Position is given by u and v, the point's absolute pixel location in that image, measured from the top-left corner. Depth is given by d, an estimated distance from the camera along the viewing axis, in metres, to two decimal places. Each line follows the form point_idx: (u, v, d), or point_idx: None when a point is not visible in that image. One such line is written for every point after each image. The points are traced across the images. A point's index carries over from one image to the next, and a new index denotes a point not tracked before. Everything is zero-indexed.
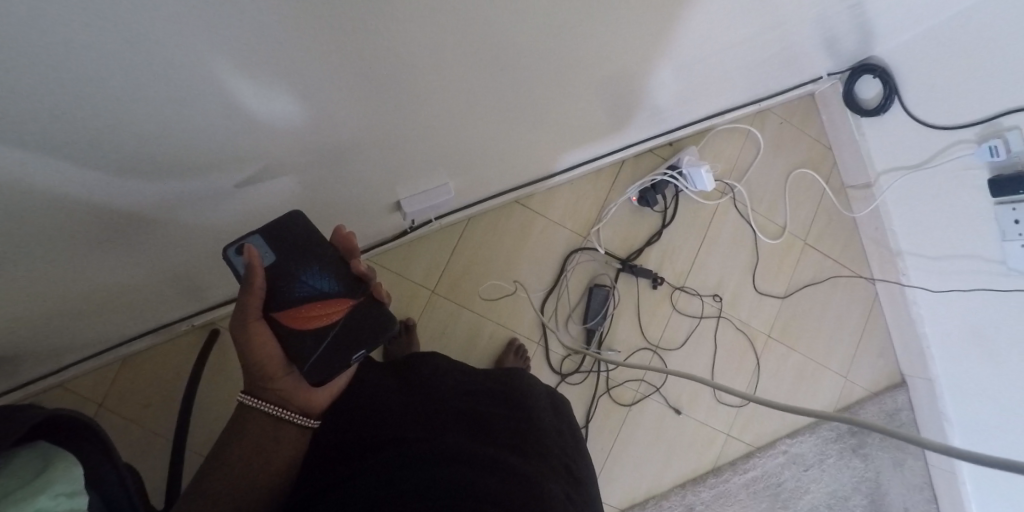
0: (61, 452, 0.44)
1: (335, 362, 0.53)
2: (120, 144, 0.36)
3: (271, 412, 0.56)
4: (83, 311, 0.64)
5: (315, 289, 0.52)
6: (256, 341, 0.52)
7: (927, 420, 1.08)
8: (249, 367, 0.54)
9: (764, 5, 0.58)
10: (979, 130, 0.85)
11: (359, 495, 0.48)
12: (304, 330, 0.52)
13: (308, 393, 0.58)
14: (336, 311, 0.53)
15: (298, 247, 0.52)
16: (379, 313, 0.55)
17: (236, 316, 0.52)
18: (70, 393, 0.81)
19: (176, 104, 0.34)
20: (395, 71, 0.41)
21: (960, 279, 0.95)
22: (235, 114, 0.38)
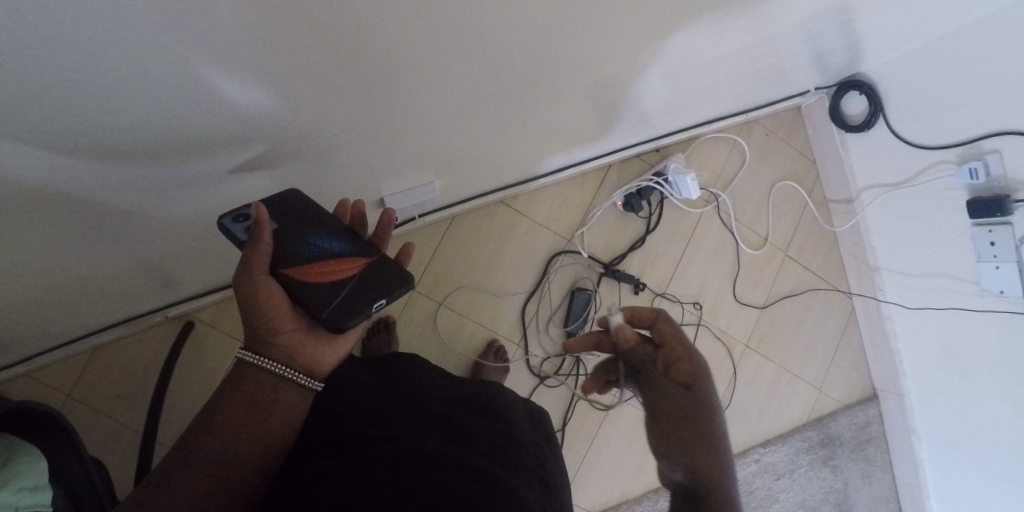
0: (23, 448, 0.46)
1: (354, 309, 0.53)
2: (84, 133, 0.36)
3: (274, 368, 0.51)
4: (53, 301, 0.63)
5: (324, 250, 0.55)
6: (265, 290, 0.50)
7: (896, 433, 1.10)
8: (253, 320, 0.50)
9: (749, 20, 0.59)
10: (960, 151, 0.86)
11: (333, 491, 0.47)
12: (317, 283, 0.52)
13: (313, 353, 0.54)
14: (347, 267, 0.55)
15: (302, 215, 0.55)
16: (391, 266, 0.57)
17: (242, 268, 0.50)
18: (36, 382, 0.80)
19: (141, 88, 0.33)
20: (374, 74, 0.41)
21: (934, 296, 0.96)
22: (207, 104, 0.37)
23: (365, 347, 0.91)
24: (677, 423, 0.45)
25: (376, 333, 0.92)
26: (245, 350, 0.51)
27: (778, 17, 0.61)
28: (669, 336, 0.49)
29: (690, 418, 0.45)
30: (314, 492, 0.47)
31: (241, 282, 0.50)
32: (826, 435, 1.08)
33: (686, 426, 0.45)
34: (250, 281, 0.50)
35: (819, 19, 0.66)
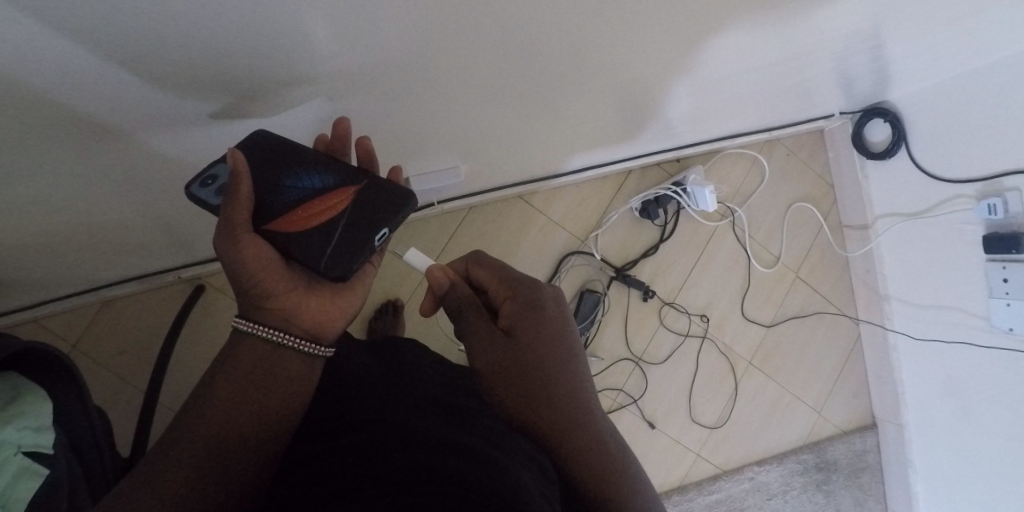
0: (30, 386, 0.47)
1: (355, 250, 0.46)
2: (146, 75, 0.36)
3: (268, 336, 0.45)
4: (74, 247, 0.63)
5: (309, 190, 0.47)
6: (247, 249, 0.43)
7: (892, 464, 1.10)
8: (245, 288, 0.44)
9: (790, 36, 0.59)
10: (981, 187, 0.87)
11: (335, 471, 0.46)
12: (308, 229, 0.46)
13: (314, 316, 0.47)
14: (338, 201, 0.47)
15: (277, 156, 0.47)
16: (391, 189, 0.49)
17: (219, 228, 0.43)
18: (44, 329, 0.80)
19: (206, 41, 0.34)
20: (423, 47, 0.41)
21: (942, 330, 0.97)
22: (260, 64, 0.38)
23: (373, 326, 0.91)
24: (516, 359, 0.44)
25: (384, 315, 0.93)
26: (239, 320, 0.45)
27: (818, 37, 0.62)
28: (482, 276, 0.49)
29: (527, 346, 0.45)
30: (312, 475, 0.47)
31: (220, 244, 0.43)
32: (822, 459, 1.07)
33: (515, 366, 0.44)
34: (229, 241, 0.43)
35: (856, 42, 0.67)
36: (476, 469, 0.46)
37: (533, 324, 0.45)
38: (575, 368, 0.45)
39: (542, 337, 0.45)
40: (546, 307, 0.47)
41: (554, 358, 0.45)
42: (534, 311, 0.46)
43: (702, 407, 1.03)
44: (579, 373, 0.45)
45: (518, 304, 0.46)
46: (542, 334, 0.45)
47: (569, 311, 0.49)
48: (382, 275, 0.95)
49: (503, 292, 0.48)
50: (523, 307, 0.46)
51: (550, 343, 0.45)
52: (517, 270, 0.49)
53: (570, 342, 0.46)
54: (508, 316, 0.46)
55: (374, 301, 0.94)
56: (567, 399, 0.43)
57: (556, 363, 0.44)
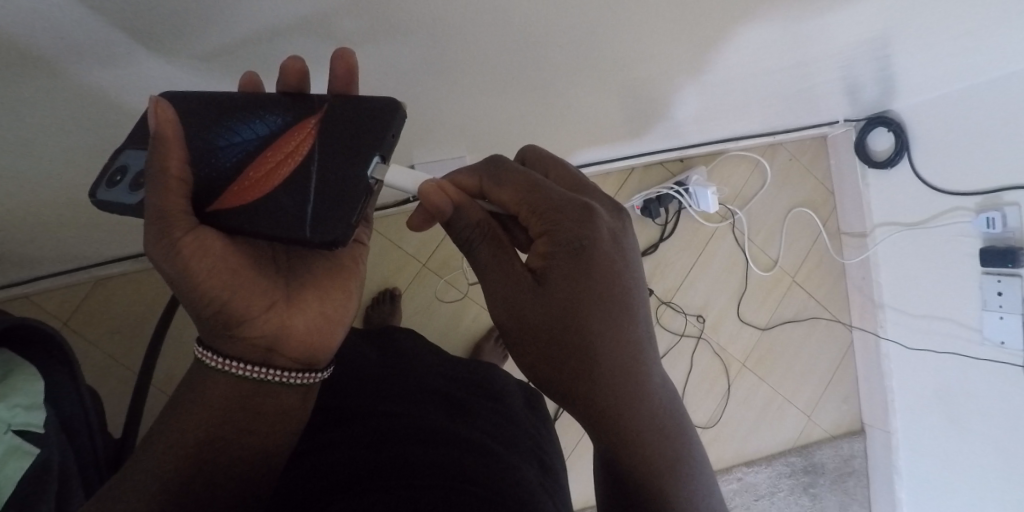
0: (24, 365, 0.46)
1: (338, 202, 0.38)
2: (160, 43, 0.35)
3: (246, 374, 0.39)
4: (72, 224, 0.62)
5: (253, 140, 0.40)
6: (194, 261, 0.35)
7: (878, 469, 1.12)
8: (206, 317, 0.37)
9: (806, 40, 0.59)
10: (980, 200, 0.88)
11: (341, 463, 0.45)
12: (270, 192, 0.39)
13: (292, 327, 0.40)
14: (297, 145, 0.39)
15: (204, 112, 0.40)
16: (360, 107, 0.40)
17: (150, 235, 0.35)
18: (35, 305, 0.79)
19: (217, 15, 0.33)
20: (441, 33, 0.40)
21: (935, 340, 0.98)
22: (269, 37, 0.37)
23: (369, 314, 0.90)
24: (556, 310, 0.40)
25: (382, 303, 0.92)
26: (205, 353, 0.39)
27: (830, 42, 0.61)
28: (508, 203, 0.41)
29: (569, 293, 0.40)
30: (318, 465, 0.46)
31: (156, 255, 0.35)
32: (811, 462, 1.08)
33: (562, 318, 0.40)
34: (168, 255, 0.35)
35: (866, 50, 0.66)
36: (478, 462, 0.46)
37: (575, 267, 0.40)
38: (624, 315, 0.40)
39: (586, 282, 0.40)
40: (592, 241, 0.40)
41: (601, 317, 0.40)
42: (575, 249, 0.40)
43: (695, 407, 1.04)
44: (630, 321, 0.40)
45: (557, 241, 0.40)
46: (588, 278, 0.40)
47: (622, 242, 0.42)
48: (381, 263, 0.94)
49: (535, 222, 0.40)
50: (560, 246, 0.40)
51: (596, 288, 0.40)
52: (553, 190, 0.41)
53: (620, 285, 0.41)
54: (542, 256, 0.40)
55: (371, 290, 0.93)
56: (615, 355, 0.39)
57: (603, 311, 0.40)
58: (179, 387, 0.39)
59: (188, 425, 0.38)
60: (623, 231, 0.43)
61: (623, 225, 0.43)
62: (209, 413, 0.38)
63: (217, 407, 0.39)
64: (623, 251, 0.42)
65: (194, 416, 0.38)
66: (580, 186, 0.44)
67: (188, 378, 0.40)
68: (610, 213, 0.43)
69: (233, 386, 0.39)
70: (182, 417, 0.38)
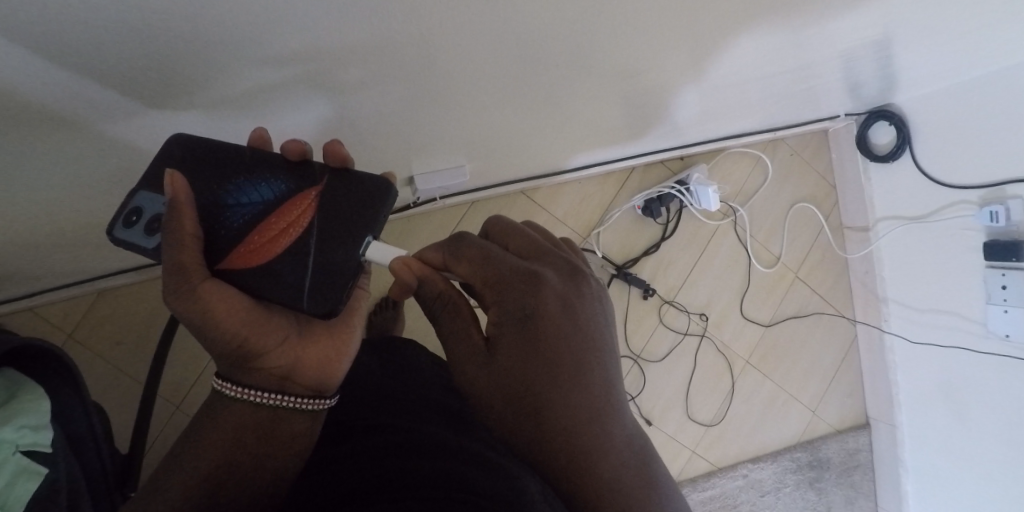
0: (28, 384, 0.46)
1: (336, 274, 0.41)
2: (165, 89, 0.34)
3: (263, 401, 0.39)
4: (74, 246, 0.62)
5: (258, 204, 0.41)
6: (214, 305, 0.36)
7: (883, 462, 1.12)
8: (224, 355, 0.38)
9: (805, 42, 0.58)
10: (983, 194, 0.87)
11: (343, 479, 0.43)
12: (273, 258, 0.40)
13: (309, 358, 0.40)
14: (299, 214, 0.41)
15: (213, 169, 0.41)
16: (358, 182, 0.43)
17: (170, 285, 0.35)
18: (38, 318, 0.79)
19: (218, 66, 0.32)
20: (439, 61, 0.40)
21: (939, 334, 0.98)
22: (272, 83, 0.37)
23: (371, 321, 0.90)
24: (507, 385, 0.37)
25: (384, 309, 0.92)
26: (224, 384, 0.40)
27: (830, 43, 0.61)
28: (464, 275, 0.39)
29: (519, 368, 0.36)
30: (319, 479, 0.44)
31: (175, 304, 0.35)
32: (816, 457, 1.09)
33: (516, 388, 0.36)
34: (191, 302, 0.35)
35: (865, 50, 0.66)
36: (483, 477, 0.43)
37: (524, 335, 0.37)
38: (578, 393, 0.36)
39: (535, 357, 0.36)
40: (543, 308, 0.37)
41: (556, 383, 0.36)
42: (523, 319, 0.37)
43: (700, 405, 1.04)
44: (585, 399, 0.36)
45: (504, 310, 0.37)
46: (538, 352, 0.36)
47: (580, 309, 0.38)
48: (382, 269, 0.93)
49: (486, 292, 0.38)
50: (508, 316, 0.37)
51: (549, 353, 0.36)
52: (505, 258, 0.38)
53: (573, 358, 0.36)
54: (492, 325, 0.38)
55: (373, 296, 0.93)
56: (561, 436, 0.35)
57: (554, 384, 0.36)
58: (198, 412, 0.40)
59: (203, 453, 0.38)
60: (582, 298, 0.39)
61: (583, 293, 0.39)
62: (223, 441, 0.39)
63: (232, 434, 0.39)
64: (580, 320, 0.38)
65: (210, 444, 0.38)
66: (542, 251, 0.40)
67: (206, 403, 0.40)
68: (567, 280, 0.39)
69: (249, 413, 0.40)
70: (198, 445, 0.38)
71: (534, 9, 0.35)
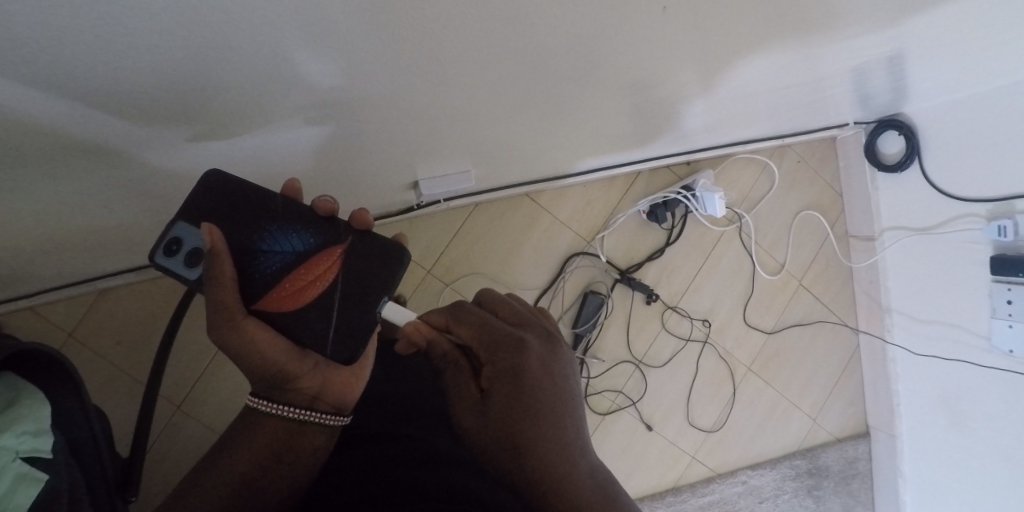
0: (28, 390, 0.45)
1: (359, 331, 0.41)
2: (168, 106, 0.33)
3: (293, 416, 0.41)
4: (76, 250, 0.61)
5: (289, 253, 0.41)
6: (258, 338, 0.37)
7: (882, 470, 1.13)
8: (262, 378, 0.39)
9: (821, 58, 0.58)
10: (991, 207, 0.87)
11: (338, 496, 0.41)
12: (301, 308, 0.40)
13: (336, 382, 0.43)
14: (327, 267, 0.41)
15: (246, 213, 0.41)
16: (384, 243, 0.43)
17: (216, 321, 0.36)
18: (37, 317, 0.78)
19: (232, 83, 0.32)
20: (451, 75, 0.39)
21: (943, 345, 0.98)
22: (285, 98, 0.36)
23: None
24: (499, 437, 0.37)
25: None
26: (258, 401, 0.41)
27: (845, 60, 0.60)
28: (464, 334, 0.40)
29: (506, 424, 0.37)
30: (316, 494, 0.42)
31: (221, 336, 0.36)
32: (815, 464, 1.09)
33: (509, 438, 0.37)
34: (237, 337, 0.36)
35: (880, 65, 0.65)
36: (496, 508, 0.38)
37: (516, 391, 0.37)
38: (561, 448, 0.36)
39: (525, 413, 0.37)
40: (531, 369, 0.38)
41: (542, 436, 0.36)
42: (512, 376, 0.38)
43: (701, 411, 1.04)
44: (566, 453, 0.36)
45: (499, 367, 0.38)
46: (525, 407, 0.37)
47: (558, 369, 0.40)
48: None
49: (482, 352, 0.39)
50: (499, 373, 0.38)
51: (537, 409, 0.37)
52: (499, 323, 0.41)
53: (555, 415, 0.37)
54: (487, 383, 0.39)
55: None
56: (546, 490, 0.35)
57: (541, 437, 0.36)
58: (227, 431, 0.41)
59: (232, 466, 0.39)
60: (559, 359, 0.41)
61: (562, 357, 0.41)
62: (249, 457, 0.39)
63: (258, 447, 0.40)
64: (558, 379, 0.39)
65: (237, 456, 0.39)
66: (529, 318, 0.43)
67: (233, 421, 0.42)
68: (546, 343, 0.41)
69: (276, 428, 0.41)
70: (226, 460, 0.39)
71: (553, 24, 0.34)
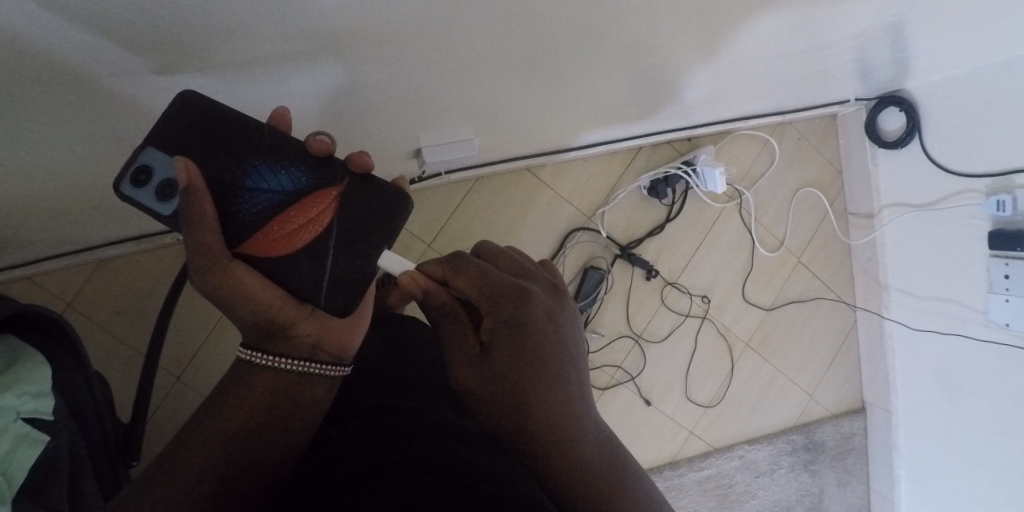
0: (27, 351, 0.43)
1: (351, 279, 0.42)
2: (171, 55, 0.32)
3: (291, 367, 0.39)
4: (74, 212, 0.60)
5: (276, 193, 0.41)
6: (246, 280, 0.37)
7: (877, 446, 1.14)
8: (256, 325, 0.38)
9: (825, 25, 0.57)
10: (990, 182, 0.88)
11: (342, 463, 0.38)
12: (294, 252, 0.40)
13: (337, 332, 0.42)
14: (320, 210, 0.42)
15: (228, 146, 0.40)
16: (378, 189, 0.44)
17: (198, 267, 0.36)
18: (35, 287, 0.77)
19: (237, 37, 0.31)
20: (460, 33, 0.39)
21: (939, 321, 0.99)
22: (292, 54, 0.35)
23: None
24: (499, 387, 0.37)
25: None
26: (248, 354, 0.39)
27: (850, 27, 0.60)
28: (464, 288, 0.40)
29: (508, 373, 0.36)
30: (321, 461, 0.40)
31: (205, 284, 0.36)
32: (811, 440, 1.10)
33: (509, 385, 0.36)
34: (225, 281, 0.36)
35: (884, 33, 0.65)
36: (499, 461, 0.37)
37: (518, 343, 0.37)
38: (561, 393, 0.36)
39: (528, 363, 0.37)
40: (535, 321, 0.38)
41: (545, 386, 0.36)
42: (514, 326, 0.38)
43: (699, 386, 1.05)
44: (569, 401, 0.36)
45: (500, 320, 0.38)
46: (527, 354, 0.37)
47: (562, 322, 0.40)
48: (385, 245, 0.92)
49: (484, 304, 0.39)
50: (501, 324, 0.38)
51: (539, 360, 0.37)
52: (501, 275, 0.40)
53: (557, 364, 0.37)
54: (488, 334, 0.38)
55: None
56: (549, 435, 0.35)
57: (544, 385, 0.36)
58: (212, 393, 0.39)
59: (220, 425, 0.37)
60: (563, 311, 0.41)
61: (567, 309, 0.41)
62: (233, 417, 0.38)
63: (258, 399, 0.38)
64: (562, 330, 0.39)
65: (226, 415, 0.37)
66: (531, 271, 0.43)
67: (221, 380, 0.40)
68: (550, 295, 0.41)
69: (268, 383, 0.39)
70: (213, 422, 0.37)
71: None
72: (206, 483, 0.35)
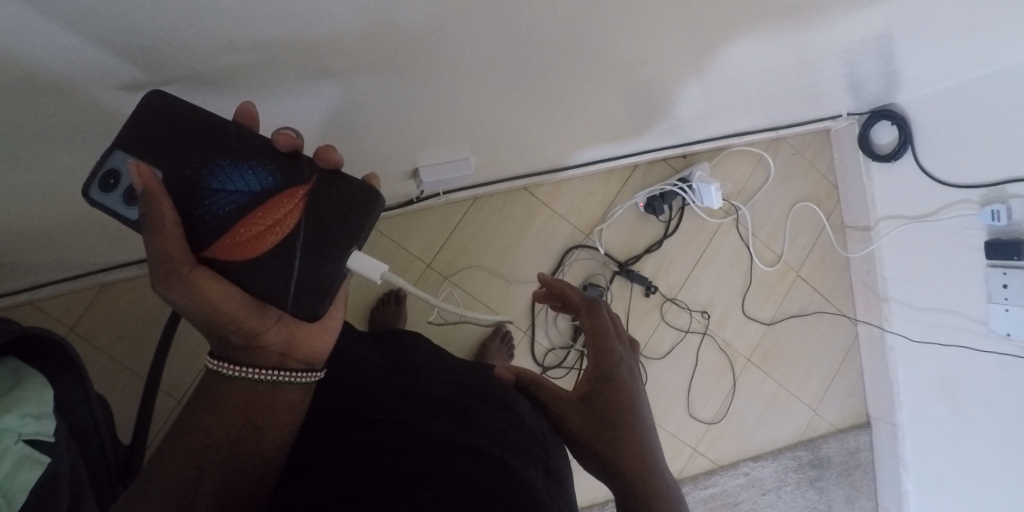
0: (31, 372, 0.44)
1: (320, 284, 0.40)
2: (167, 77, 0.34)
3: (264, 377, 0.42)
4: (78, 236, 0.62)
5: (243, 194, 0.39)
6: (209, 290, 0.38)
7: (884, 462, 1.13)
8: (223, 333, 0.40)
9: (809, 42, 0.59)
10: (984, 193, 0.88)
11: (341, 481, 0.41)
12: (261, 256, 0.39)
13: (306, 339, 0.44)
14: (287, 211, 0.40)
15: (193, 146, 0.38)
16: (348, 187, 0.41)
17: (159, 276, 0.36)
18: (40, 312, 0.78)
19: (229, 60, 0.33)
20: (448, 55, 0.40)
21: (941, 332, 0.98)
22: (285, 77, 0.37)
23: (374, 318, 0.90)
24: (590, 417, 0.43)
25: (387, 304, 0.91)
26: (220, 363, 0.41)
27: (836, 42, 0.61)
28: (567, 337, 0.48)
29: (598, 417, 0.42)
30: (316, 479, 0.42)
31: (170, 294, 0.37)
32: (817, 456, 1.09)
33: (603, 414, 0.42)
34: (185, 289, 0.37)
35: (869, 48, 0.66)
36: (488, 475, 0.41)
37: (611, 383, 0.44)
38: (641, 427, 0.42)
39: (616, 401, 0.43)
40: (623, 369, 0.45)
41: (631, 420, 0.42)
42: (608, 381, 0.44)
43: (701, 402, 1.04)
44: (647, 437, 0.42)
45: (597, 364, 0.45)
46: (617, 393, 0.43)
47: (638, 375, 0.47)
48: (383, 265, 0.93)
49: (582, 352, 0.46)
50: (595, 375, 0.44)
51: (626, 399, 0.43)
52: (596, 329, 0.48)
53: (643, 420, 0.42)
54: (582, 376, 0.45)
55: (375, 291, 0.93)
56: (625, 476, 0.39)
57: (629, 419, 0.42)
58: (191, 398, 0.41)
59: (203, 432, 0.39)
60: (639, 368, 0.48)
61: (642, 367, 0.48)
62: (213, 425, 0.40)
63: (234, 408, 0.41)
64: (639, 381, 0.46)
65: (207, 423, 0.40)
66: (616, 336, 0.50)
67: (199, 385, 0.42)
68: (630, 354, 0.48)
69: (241, 393, 0.41)
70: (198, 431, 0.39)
71: (545, 8, 0.36)
72: (203, 496, 0.37)
